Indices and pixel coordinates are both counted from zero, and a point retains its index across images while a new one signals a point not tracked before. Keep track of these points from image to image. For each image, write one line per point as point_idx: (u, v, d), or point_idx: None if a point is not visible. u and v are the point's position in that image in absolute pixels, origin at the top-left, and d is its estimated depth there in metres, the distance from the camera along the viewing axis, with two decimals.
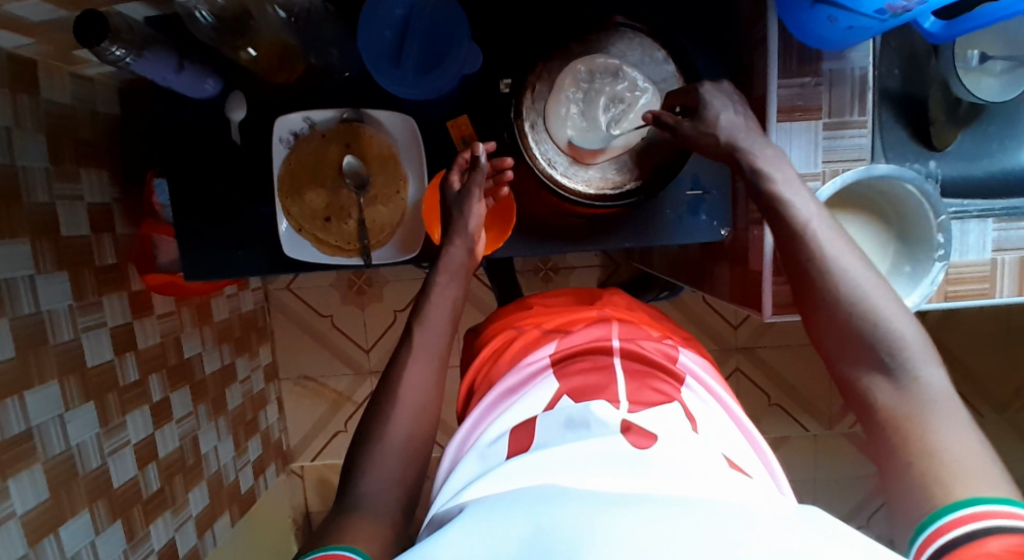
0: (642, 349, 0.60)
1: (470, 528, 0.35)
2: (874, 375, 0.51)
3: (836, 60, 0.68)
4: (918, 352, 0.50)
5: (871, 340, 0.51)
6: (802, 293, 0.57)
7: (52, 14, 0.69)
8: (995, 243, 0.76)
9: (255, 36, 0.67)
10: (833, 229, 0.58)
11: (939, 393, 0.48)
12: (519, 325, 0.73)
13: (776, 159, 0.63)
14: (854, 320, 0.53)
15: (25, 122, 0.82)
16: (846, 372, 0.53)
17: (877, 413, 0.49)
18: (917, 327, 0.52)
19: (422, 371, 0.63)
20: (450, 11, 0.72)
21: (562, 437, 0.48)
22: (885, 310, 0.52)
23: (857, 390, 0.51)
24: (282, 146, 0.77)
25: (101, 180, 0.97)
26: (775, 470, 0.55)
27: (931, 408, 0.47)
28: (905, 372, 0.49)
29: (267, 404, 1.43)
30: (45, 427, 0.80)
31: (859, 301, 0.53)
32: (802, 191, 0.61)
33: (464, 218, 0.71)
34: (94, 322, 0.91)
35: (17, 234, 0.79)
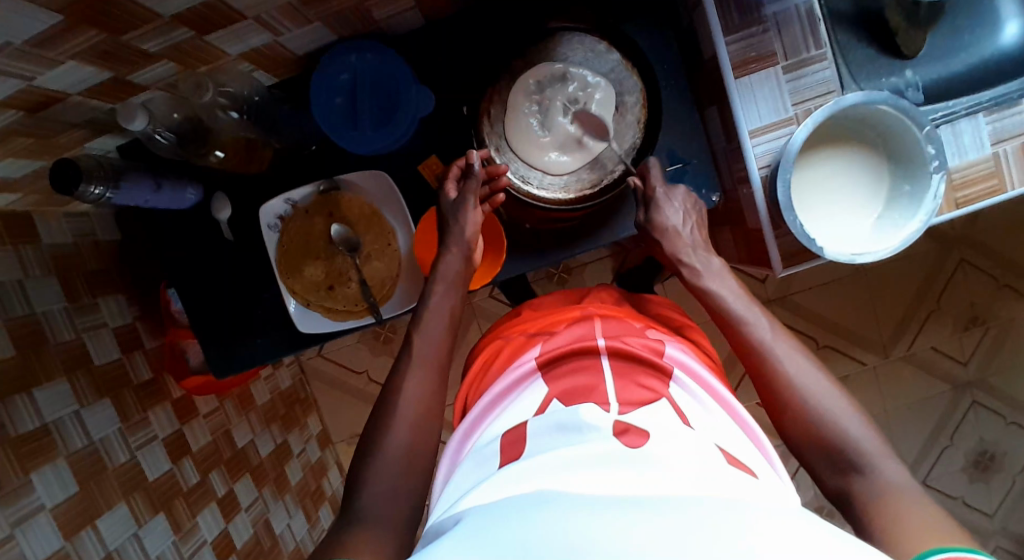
0: (627, 346, 0.60)
1: (466, 535, 0.36)
2: (847, 475, 0.52)
3: (778, 3, 0.67)
4: (876, 450, 0.52)
5: (835, 442, 0.54)
6: (768, 407, 0.61)
7: (31, 167, 0.73)
8: (992, 136, 0.73)
9: (215, 138, 0.70)
10: (787, 342, 0.63)
11: (904, 485, 0.49)
12: (508, 334, 0.73)
13: (718, 275, 0.69)
14: (819, 424, 0.56)
15: (35, 271, 0.86)
16: (821, 475, 0.55)
17: (856, 508, 0.50)
18: (875, 429, 0.54)
19: (420, 381, 0.65)
20: (393, 64, 0.74)
21: (551, 443, 0.48)
22: (840, 411, 0.56)
23: (838, 493, 0.53)
24: (271, 232, 0.79)
25: (118, 303, 1.02)
26: (772, 457, 0.55)
27: (901, 495, 0.48)
28: (873, 470, 0.51)
29: (328, 470, 1.46)
30: (123, 548, 0.84)
31: (817, 401, 0.57)
32: (748, 306, 0.66)
33: (458, 226, 0.72)
34: (144, 438, 0.95)
35: (53, 376, 0.83)
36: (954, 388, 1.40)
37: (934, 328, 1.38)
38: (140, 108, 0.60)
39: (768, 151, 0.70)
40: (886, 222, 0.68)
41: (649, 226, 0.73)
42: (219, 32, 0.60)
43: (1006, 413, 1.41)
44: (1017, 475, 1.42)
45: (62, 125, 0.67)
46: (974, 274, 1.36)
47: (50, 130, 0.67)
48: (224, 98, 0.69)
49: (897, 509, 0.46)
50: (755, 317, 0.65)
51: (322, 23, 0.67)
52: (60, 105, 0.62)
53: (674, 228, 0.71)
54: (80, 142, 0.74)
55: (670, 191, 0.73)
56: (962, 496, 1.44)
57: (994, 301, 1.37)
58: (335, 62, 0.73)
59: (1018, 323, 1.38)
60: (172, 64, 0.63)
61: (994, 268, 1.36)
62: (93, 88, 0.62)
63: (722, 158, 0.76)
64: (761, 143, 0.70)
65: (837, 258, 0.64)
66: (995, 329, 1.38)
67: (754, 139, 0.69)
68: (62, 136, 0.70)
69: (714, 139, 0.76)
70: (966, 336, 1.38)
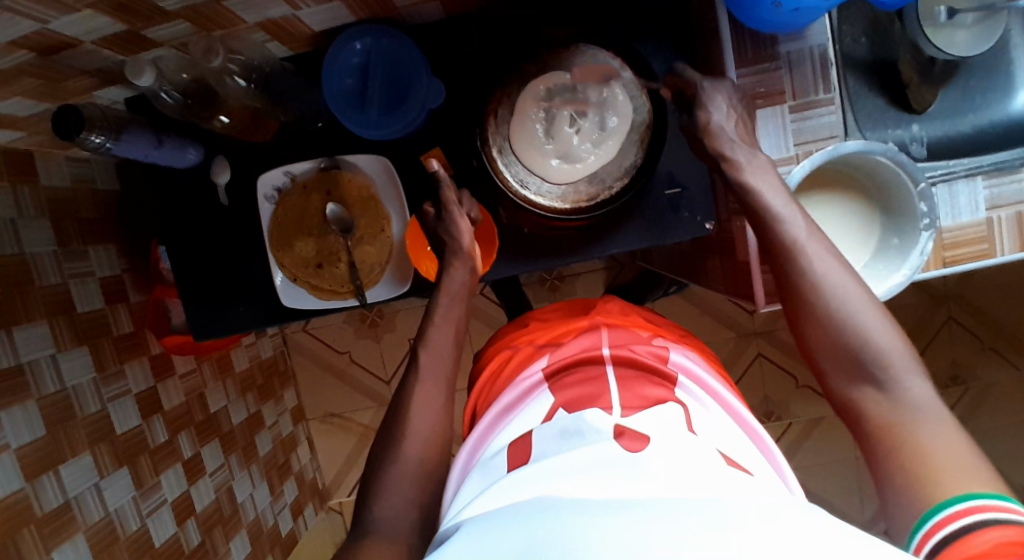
0: (635, 355, 0.62)
1: (474, 538, 0.37)
2: (865, 389, 0.54)
3: (794, 41, 0.68)
4: (902, 366, 0.54)
5: (861, 356, 0.55)
6: (792, 309, 0.59)
7: (37, 108, 0.74)
8: (987, 201, 0.73)
9: (223, 103, 0.72)
10: (821, 243, 0.59)
11: (925, 404, 0.52)
12: (515, 344, 0.74)
13: (759, 169, 0.63)
14: (846, 336, 0.55)
15: (30, 212, 0.86)
16: (835, 384, 0.57)
17: (866, 421, 0.54)
18: (902, 340, 0.55)
19: (432, 397, 0.66)
20: (408, 53, 0.75)
21: (557, 447, 0.49)
22: (870, 324, 0.55)
23: (849, 402, 0.56)
24: (267, 203, 0.80)
25: (109, 253, 1.02)
26: (786, 474, 0.56)
27: (920, 416, 0.51)
28: (896, 385, 0.53)
29: (298, 445, 1.47)
30: (82, 497, 0.84)
31: (849, 313, 0.56)
32: (787, 203, 0.61)
33: (456, 240, 0.73)
34: (117, 391, 0.96)
35: (34, 317, 0.83)
36: None
37: None
38: (150, 64, 0.60)
39: None
40: (871, 271, 0.68)
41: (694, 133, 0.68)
42: None
43: None
44: None
45: (73, 70, 0.68)
46: (960, 333, 1.37)
47: (60, 74, 0.67)
48: (234, 65, 0.69)
49: (915, 435, 0.50)
50: (791, 215, 0.60)
51: (342, 3, 0.67)
52: (72, 51, 0.63)
53: (719, 128, 0.65)
54: (89, 89, 0.74)
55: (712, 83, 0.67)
56: None
57: (976, 362, 1.38)
58: (346, 47, 0.73)
59: (997, 386, 1.39)
60: (188, 25, 0.64)
61: (981, 330, 1.37)
62: (107, 39, 0.62)
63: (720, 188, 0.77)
64: None
65: None
66: (974, 390, 1.39)
67: None
68: (72, 81, 0.70)
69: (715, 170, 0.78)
70: (944, 393, 1.39)
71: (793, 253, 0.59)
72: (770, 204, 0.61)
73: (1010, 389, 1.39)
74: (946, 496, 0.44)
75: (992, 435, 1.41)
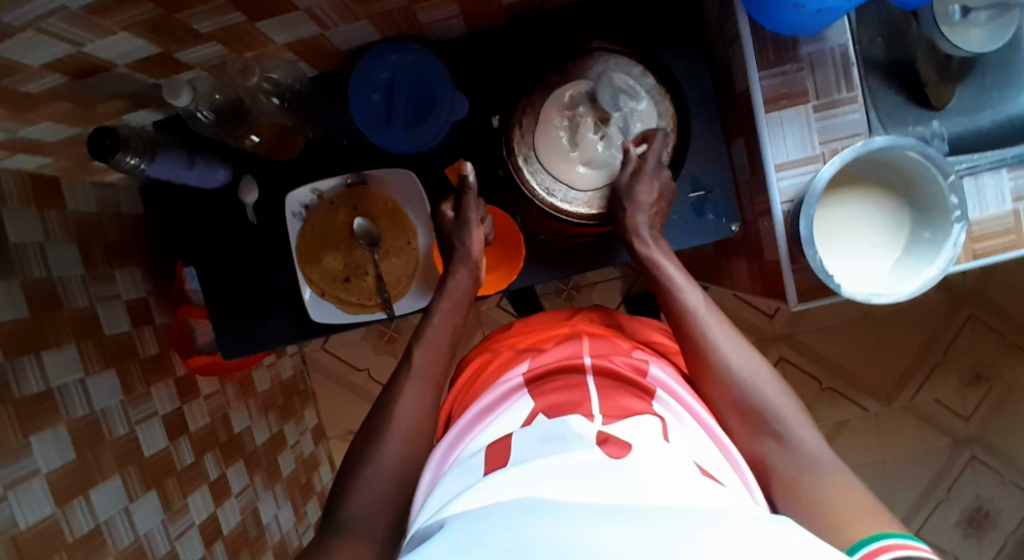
0: (612, 365, 0.61)
1: (453, 541, 0.35)
2: (766, 441, 0.58)
3: (814, 43, 0.68)
4: (792, 417, 0.58)
5: (759, 410, 0.59)
6: (695, 371, 0.64)
7: (67, 133, 0.75)
8: (1013, 193, 0.74)
9: (253, 121, 0.73)
10: (715, 312, 0.66)
11: (817, 453, 0.55)
12: (496, 347, 0.74)
13: (661, 245, 0.71)
14: (743, 390, 0.60)
15: (57, 236, 0.87)
16: (740, 441, 0.60)
17: (771, 472, 0.56)
18: (790, 397, 0.60)
19: (417, 398, 0.65)
20: (433, 68, 0.76)
21: (537, 452, 0.48)
22: (762, 382, 0.61)
23: (752, 455, 0.58)
24: (295, 220, 0.81)
25: (134, 276, 1.03)
26: (751, 483, 0.53)
27: (814, 463, 0.54)
28: (790, 437, 0.57)
29: (319, 465, 1.46)
30: (112, 521, 0.83)
31: (742, 372, 0.61)
32: (686, 277, 0.69)
33: (466, 247, 0.73)
34: (144, 413, 0.95)
35: (63, 340, 0.84)
36: (954, 443, 1.39)
37: (939, 380, 1.38)
38: (186, 85, 0.62)
39: (793, 186, 0.70)
40: (904, 266, 0.68)
41: (619, 196, 0.72)
42: (269, 20, 0.61)
43: (1003, 472, 1.40)
44: (1011, 538, 1.41)
45: (103, 95, 0.69)
46: (983, 331, 1.36)
47: (92, 98, 0.68)
48: (269, 84, 0.71)
49: (810, 484, 0.52)
50: (689, 287, 0.67)
51: (369, 21, 0.68)
52: (104, 75, 0.64)
53: (639, 198, 0.71)
54: (118, 113, 0.75)
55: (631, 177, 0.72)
56: (953, 552, 1.42)
57: (1000, 360, 1.37)
58: (374, 63, 0.75)
59: (1023, 383, 1.38)
60: (219, 47, 0.65)
61: (1003, 327, 1.36)
62: (139, 61, 0.63)
63: (745, 191, 0.78)
64: (786, 178, 0.70)
65: (854, 297, 0.64)
66: (1000, 389, 1.38)
67: (780, 173, 0.70)
68: (102, 105, 0.71)
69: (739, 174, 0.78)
70: (969, 392, 1.38)
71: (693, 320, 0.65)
72: (673, 276, 0.68)
73: None
74: (864, 534, 0.43)
75: (1020, 433, 1.39)
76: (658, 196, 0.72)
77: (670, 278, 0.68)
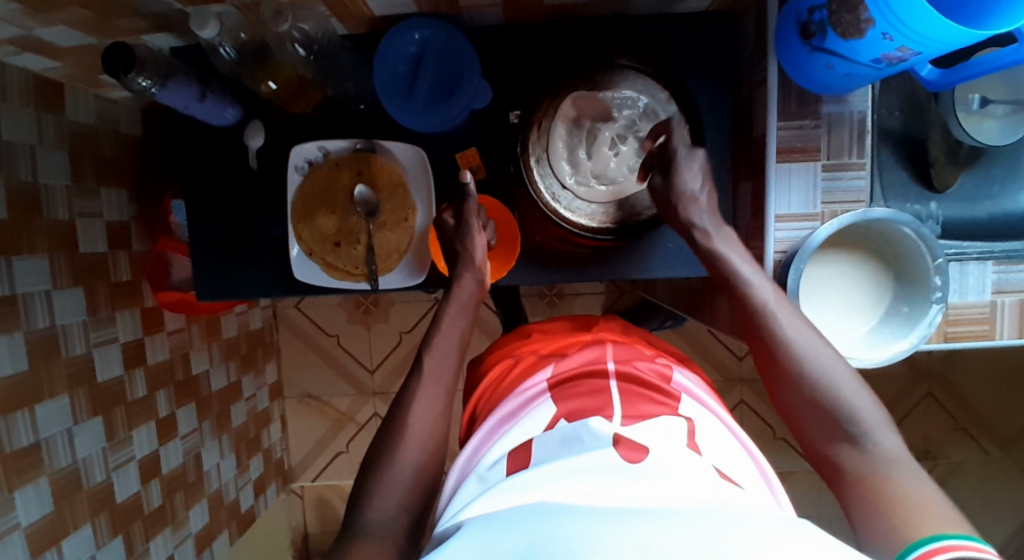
0: (637, 371, 0.60)
1: (472, 540, 0.37)
2: (842, 446, 0.55)
3: (836, 103, 0.70)
4: (874, 420, 0.55)
5: (834, 414, 0.56)
6: (767, 368, 0.62)
7: (81, 41, 0.73)
8: (994, 285, 0.77)
9: (274, 65, 0.74)
10: (786, 306, 0.63)
11: (899, 457, 0.53)
12: (518, 352, 0.73)
13: (730, 239, 0.68)
14: (814, 392, 0.58)
15: (49, 141, 0.85)
16: (812, 442, 0.58)
17: (848, 481, 0.54)
18: (873, 398, 0.57)
19: (431, 401, 0.62)
20: (463, 50, 0.76)
21: (558, 453, 0.49)
22: (839, 380, 0.57)
23: (826, 458, 0.56)
24: (297, 174, 0.80)
25: (119, 198, 1.00)
26: (774, 484, 0.53)
27: (894, 469, 0.52)
28: (868, 440, 0.55)
29: (271, 421, 1.44)
30: (53, 440, 0.82)
31: (816, 372, 0.58)
32: (758, 272, 0.65)
33: (468, 253, 0.74)
34: (104, 337, 0.93)
35: (36, 250, 0.82)
36: None
37: None
38: (215, 18, 0.61)
39: (789, 238, 0.72)
40: (879, 335, 0.70)
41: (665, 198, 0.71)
42: None
43: None
44: None
45: (128, 10, 0.67)
46: (936, 410, 1.41)
47: (114, 11, 0.67)
48: (298, 33, 0.71)
49: (889, 488, 0.50)
50: (759, 281, 0.64)
51: None
52: None
53: (694, 195, 0.69)
54: (138, 31, 0.74)
55: (683, 156, 0.70)
56: None
57: (947, 441, 1.42)
58: (404, 35, 0.75)
59: (964, 467, 1.43)
60: None
61: (955, 410, 1.41)
62: None
63: (742, 233, 0.79)
64: (784, 229, 0.72)
65: None
66: (942, 468, 1.42)
67: (779, 224, 0.72)
68: (123, 21, 0.70)
69: (740, 215, 0.80)
70: None
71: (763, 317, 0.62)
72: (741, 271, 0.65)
73: (975, 471, 1.43)
74: (923, 534, 0.44)
75: None
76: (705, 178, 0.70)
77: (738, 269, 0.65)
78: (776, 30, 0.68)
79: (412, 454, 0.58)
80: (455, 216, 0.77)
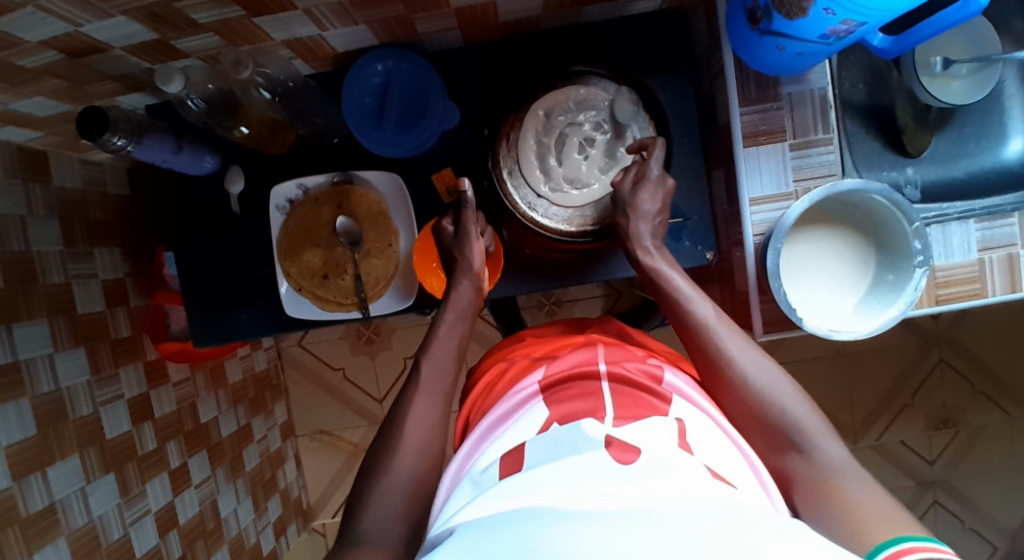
0: (626, 372, 0.60)
1: (460, 547, 0.37)
2: (789, 456, 0.56)
3: (795, 83, 0.71)
4: (818, 431, 0.57)
5: (780, 426, 0.57)
6: (711, 385, 0.63)
7: (58, 109, 0.75)
8: (979, 243, 0.77)
9: (243, 112, 0.74)
10: (726, 322, 0.64)
11: (842, 462, 0.54)
12: (512, 356, 0.74)
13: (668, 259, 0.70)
14: (761, 406, 0.59)
15: (39, 210, 0.87)
16: (762, 455, 0.59)
17: (797, 488, 0.55)
18: (816, 410, 0.58)
19: (427, 409, 0.63)
20: (427, 76, 0.78)
21: (549, 455, 0.49)
22: (782, 395, 0.59)
23: (777, 470, 0.57)
24: (279, 213, 0.81)
25: (113, 257, 1.02)
26: (768, 483, 0.53)
27: (838, 473, 0.54)
28: (813, 448, 0.56)
29: (285, 461, 1.44)
30: (67, 500, 0.83)
31: (760, 387, 0.59)
32: (697, 291, 0.67)
33: (467, 258, 0.75)
34: (110, 394, 0.95)
35: (35, 315, 0.83)
36: (919, 484, 1.41)
37: (907, 421, 1.40)
38: (179, 72, 0.63)
39: (765, 220, 0.73)
40: (866, 307, 0.70)
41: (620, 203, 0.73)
42: (267, 17, 0.62)
43: (964, 517, 1.42)
44: None
45: (99, 75, 0.70)
46: (951, 376, 1.39)
47: (86, 77, 0.69)
48: (261, 78, 0.72)
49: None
50: (698, 299, 0.66)
51: (367, 26, 0.70)
52: (100, 56, 0.65)
53: (646, 211, 0.71)
54: (112, 94, 0.76)
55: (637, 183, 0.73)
56: None
57: (967, 406, 1.40)
58: (368, 67, 0.77)
59: (986, 430, 1.40)
60: (216, 38, 0.66)
61: (971, 373, 1.39)
62: (135, 46, 0.64)
63: (721, 220, 0.80)
64: (759, 212, 0.72)
65: (815, 331, 0.67)
66: (965, 434, 1.40)
67: (754, 207, 0.72)
68: (95, 85, 0.72)
69: (717, 202, 0.80)
70: (935, 436, 1.40)
71: (705, 333, 0.63)
72: (683, 291, 0.67)
73: (999, 434, 1.41)
74: (884, 537, 0.45)
75: (982, 480, 1.41)
76: (662, 199, 0.72)
77: (680, 290, 0.67)
78: (725, 17, 0.69)
79: (406, 460, 0.59)
80: (454, 223, 0.78)
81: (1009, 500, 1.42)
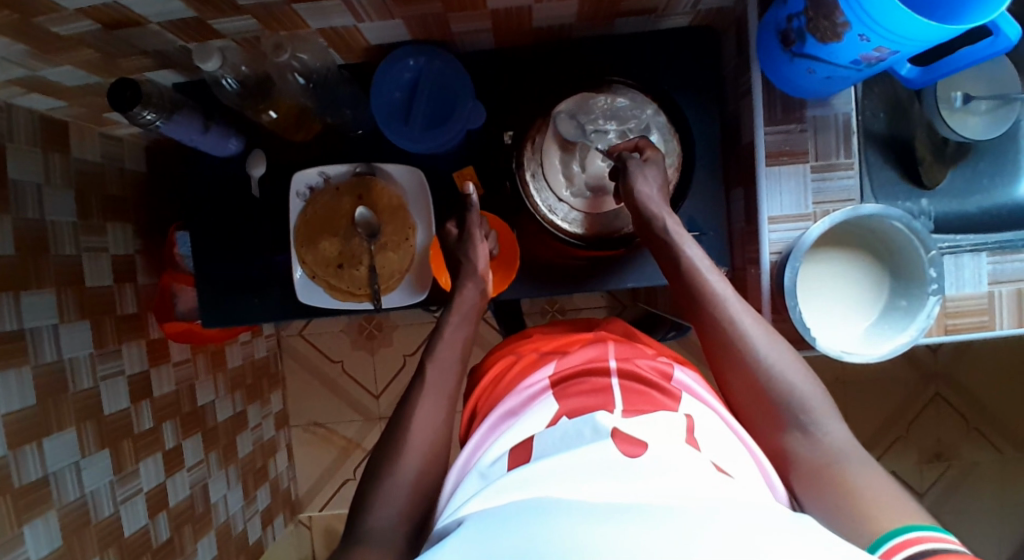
0: (637, 369, 0.61)
1: (474, 537, 0.37)
2: (792, 434, 0.56)
3: (820, 107, 0.72)
4: (822, 410, 0.57)
5: (784, 404, 0.58)
6: (719, 355, 0.63)
7: (86, 80, 0.75)
8: (990, 276, 0.78)
9: (276, 97, 0.76)
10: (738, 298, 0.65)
11: (846, 445, 0.54)
12: (520, 350, 0.74)
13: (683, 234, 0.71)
14: (767, 380, 0.59)
15: (56, 181, 0.87)
16: (763, 434, 0.59)
17: (798, 468, 0.55)
18: (821, 388, 0.59)
19: (432, 410, 0.63)
20: (456, 76, 0.79)
21: (559, 448, 0.50)
22: (788, 371, 0.59)
23: (777, 448, 0.57)
24: (298, 200, 0.82)
25: (126, 233, 1.02)
26: (767, 472, 0.53)
27: (842, 456, 0.53)
28: (817, 428, 0.56)
29: (277, 451, 1.43)
30: (60, 474, 0.82)
31: (768, 361, 0.60)
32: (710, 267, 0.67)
33: (471, 262, 0.75)
34: (111, 370, 0.94)
35: (44, 285, 0.83)
36: None
37: (900, 453, 1.41)
38: (216, 52, 0.64)
39: (783, 239, 0.73)
40: (877, 331, 0.71)
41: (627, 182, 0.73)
42: (306, 4, 0.63)
43: None
44: None
45: (132, 49, 0.70)
46: (946, 410, 1.40)
47: (119, 50, 0.69)
48: (297, 63, 0.73)
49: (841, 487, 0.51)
50: (712, 273, 0.66)
51: (403, 21, 0.70)
52: (136, 30, 0.65)
53: (649, 197, 0.72)
54: (142, 69, 0.76)
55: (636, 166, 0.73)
56: None
57: (960, 441, 1.41)
58: (400, 62, 0.77)
59: (979, 467, 1.41)
60: (253, 22, 0.66)
61: (966, 409, 1.40)
62: (171, 22, 0.64)
63: (737, 237, 0.81)
64: (778, 230, 0.73)
65: (828, 352, 0.68)
66: (957, 469, 1.41)
67: (773, 225, 0.73)
68: (126, 60, 0.72)
69: (733, 220, 0.81)
70: (928, 469, 1.41)
71: (717, 305, 0.64)
72: (698, 264, 0.67)
73: (990, 471, 1.42)
74: (890, 528, 0.44)
75: (971, 516, 1.42)
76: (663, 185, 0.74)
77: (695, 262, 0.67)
78: (757, 37, 0.70)
79: (414, 452, 0.59)
80: (459, 227, 0.79)
81: (997, 538, 1.43)
